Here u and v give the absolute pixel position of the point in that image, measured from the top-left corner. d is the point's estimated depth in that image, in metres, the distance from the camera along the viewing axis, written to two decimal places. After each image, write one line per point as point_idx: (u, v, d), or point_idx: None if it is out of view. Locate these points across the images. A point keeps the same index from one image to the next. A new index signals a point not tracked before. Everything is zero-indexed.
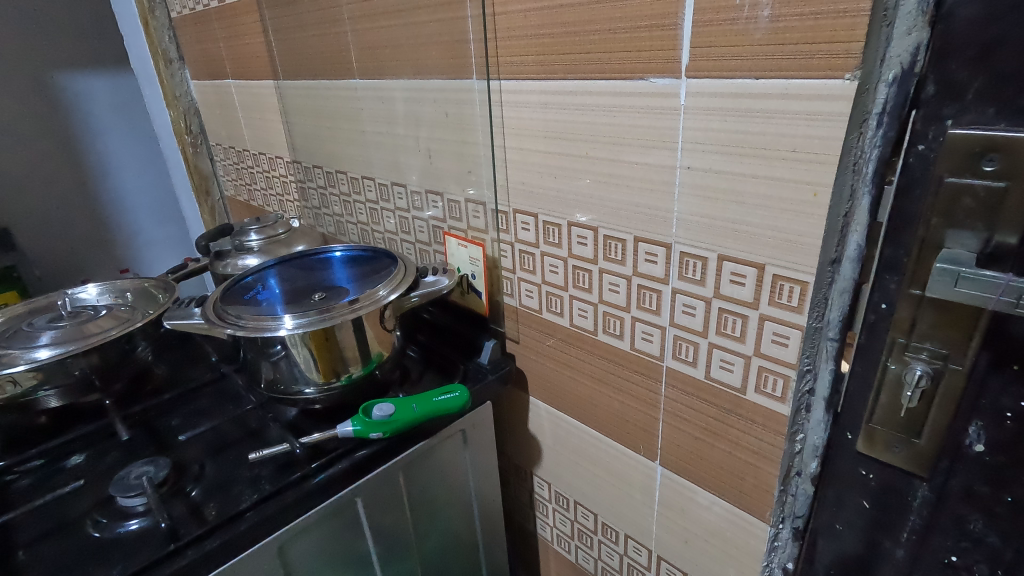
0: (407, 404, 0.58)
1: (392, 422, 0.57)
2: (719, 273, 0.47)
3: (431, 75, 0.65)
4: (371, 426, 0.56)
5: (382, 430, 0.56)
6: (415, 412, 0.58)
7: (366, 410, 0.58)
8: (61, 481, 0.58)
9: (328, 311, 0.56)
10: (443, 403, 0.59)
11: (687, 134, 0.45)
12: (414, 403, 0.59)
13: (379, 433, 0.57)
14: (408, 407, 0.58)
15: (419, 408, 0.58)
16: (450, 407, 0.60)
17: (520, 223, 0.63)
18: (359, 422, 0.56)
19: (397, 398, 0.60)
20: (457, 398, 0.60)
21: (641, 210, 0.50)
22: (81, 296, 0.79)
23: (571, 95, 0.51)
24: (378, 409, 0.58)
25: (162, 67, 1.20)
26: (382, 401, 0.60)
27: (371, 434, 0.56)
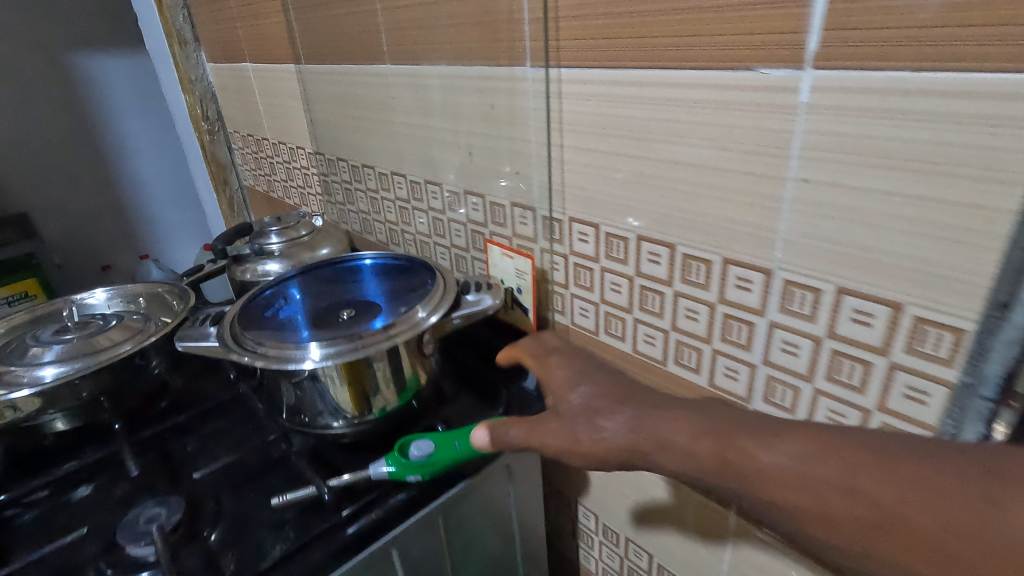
0: (448, 441, 0.51)
1: (430, 463, 0.50)
2: (836, 309, 0.38)
3: (475, 60, 0.56)
4: (408, 468, 0.49)
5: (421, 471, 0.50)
6: (457, 449, 0.51)
7: (403, 448, 0.51)
8: (65, 518, 0.53)
9: (359, 338, 0.49)
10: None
11: (806, 139, 0.36)
12: (455, 440, 0.51)
13: (416, 476, 0.50)
14: (449, 444, 0.51)
15: (462, 445, 0.51)
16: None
17: (576, 233, 0.55)
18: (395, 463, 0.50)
19: (437, 433, 0.53)
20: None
21: (735, 228, 0.42)
22: (89, 302, 0.73)
23: (650, 86, 0.43)
24: (416, 447, 0.51)
25: (177, 50, 1.13)
26: (420, 436, 0.53)
27: (407, 477, 0.50)
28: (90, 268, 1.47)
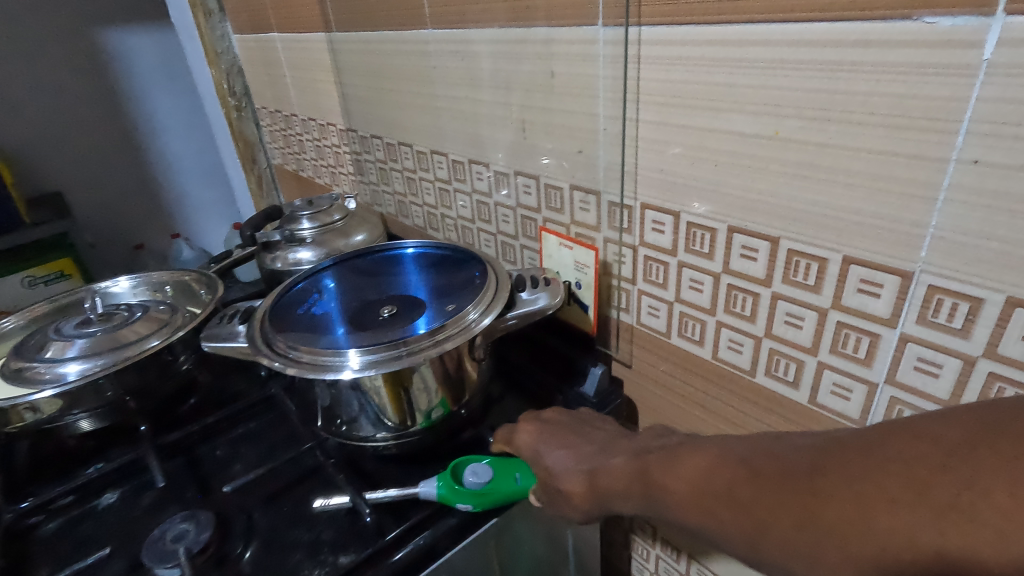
0: (510, 475, 0.46)
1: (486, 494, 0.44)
2: (1003, 325, 0.31)
3: (533, 20, 0.48)
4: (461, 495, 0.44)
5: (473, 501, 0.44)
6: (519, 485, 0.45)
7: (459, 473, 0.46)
8: (90, 530, 0.49)
9: (401, 347, 0.43)
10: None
11: (983, 108, 0.28)
12: (517, 473, 0.46)
13: (466, 506, 0.44)
14: (510, 478, 0.45)
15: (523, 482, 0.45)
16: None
17: (649, 221, 0.47)
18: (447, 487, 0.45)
19: (497, 461, 0.47)
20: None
21: (865, 220, 0.34)
22: (114, 290, 0.69)
23: (763, 45, 0.35)
24: (473, 473, 0.46)
25: (202, 20, 1.07)
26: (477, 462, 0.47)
27: (456, 504, 0.44)
28: (121, 248, 1.45)
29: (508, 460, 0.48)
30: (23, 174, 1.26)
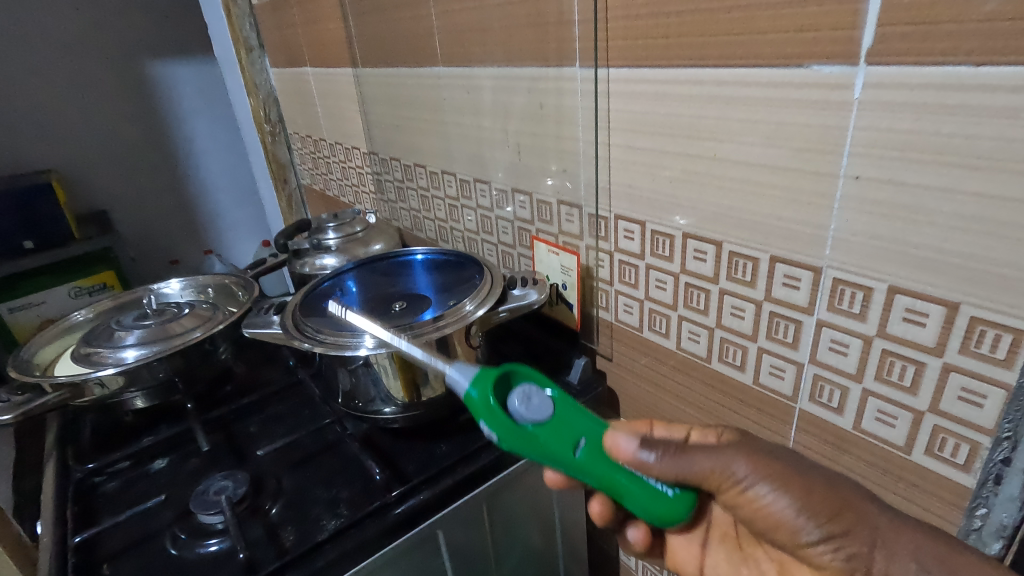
0: (575, 435, 0.39)
1: (529, 438, 0.38)
2: (888, 308, 0.38)
3: (525, 61, 0.58)
4: (501, 420, 0.38)
5: (509, 443, 0.38)
6: (572, 453, 0.39)
7: (518, 386, 0.40)
8: (145, 487, 0.57)
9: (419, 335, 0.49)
10: (629, 480, 0.39)
11: (857, 135, 0.36)
12: (580, 439, 0.39)
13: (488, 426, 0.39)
14: (571, 438, 0.39)
15: (581, 454, 0.39)
16: (634, 497, 0.39)
17: (621, 230, 0.56)
18: (492, 398, 0.39)
19: (582, 410, 0.40)
20: (667, 498, 0.39)
21: (783, 226, 0.42)
22: (166, 291, 0.80)
23: (701, 84, 0.43)
24: (539, 398, 0.39)
25: (243, 56, 1.19)
26: (569, 398, 0.41)
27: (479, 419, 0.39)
28: (160, 261, 1.57)
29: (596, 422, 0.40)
30: (78, 192, 1.40)
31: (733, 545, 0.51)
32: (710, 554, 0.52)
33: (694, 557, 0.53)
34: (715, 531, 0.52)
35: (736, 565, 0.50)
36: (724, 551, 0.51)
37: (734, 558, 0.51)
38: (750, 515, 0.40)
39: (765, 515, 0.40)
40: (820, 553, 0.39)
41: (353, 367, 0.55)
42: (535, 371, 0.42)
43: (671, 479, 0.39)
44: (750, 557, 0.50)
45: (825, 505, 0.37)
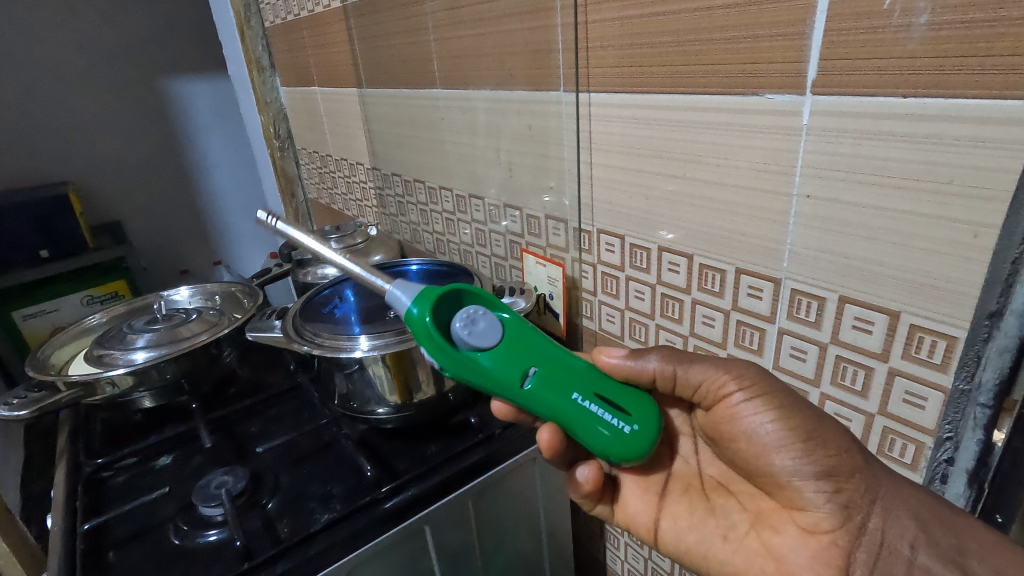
0: (523, 365, 0.42)
1: (469, 363, 0.41)
2: (840, 317, 0.41)
3: (515, 85, 0.62)
4: (440, 342, 0.40)
5: (450, 365, 0.41)
6: (520, 383, 0.42)
7: (462, 310, 0.42)
8: (150, 482, 0.61)
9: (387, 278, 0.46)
10: (577, 413, 0.42)
11: (807, 159, 0.39)
12: (531, 366, 0.42)
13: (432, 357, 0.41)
14: (519, 368, 0.41)
15: (529, 385, 0.42)
16: (583, 429, 0.42)
17: (604, 244, 0.59)
18: (430, 317, 0.41)
19: (535, 341, 0.43)
20: (617, 433, 0.42)
21: (747, 240, 0.45)
22: (175, 298, 0.84)
23: (671, 110, 0.46)
24: (483, 326, 0.42)
25: (255, 75, 1.24)
26: (519, 328, 0.43)
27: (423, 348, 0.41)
28: (170, 271, 1.62)
29: (546, 350, 0.43)
30: (93, 204, 1.45)
31: (698, 497, 0.51)
32: (669, 503, 0.51)
33: (652, 507, 0.52)
34: (678, 482, 0.52)
35: (700, 517, 0.49)
36: (686, 501, 0.51)
37: (698, 508, 0.50)
38: (735, 432, 0.44)
39: (750, 435, 0.42)
40: (804, 489, 0.41)
41: (347, 368, 0.58)
42: (488, 296, 0.44)
43: (668, 373, 0.45)
44: (717, 508, 0.49)
45: (831, 443, 0.39)
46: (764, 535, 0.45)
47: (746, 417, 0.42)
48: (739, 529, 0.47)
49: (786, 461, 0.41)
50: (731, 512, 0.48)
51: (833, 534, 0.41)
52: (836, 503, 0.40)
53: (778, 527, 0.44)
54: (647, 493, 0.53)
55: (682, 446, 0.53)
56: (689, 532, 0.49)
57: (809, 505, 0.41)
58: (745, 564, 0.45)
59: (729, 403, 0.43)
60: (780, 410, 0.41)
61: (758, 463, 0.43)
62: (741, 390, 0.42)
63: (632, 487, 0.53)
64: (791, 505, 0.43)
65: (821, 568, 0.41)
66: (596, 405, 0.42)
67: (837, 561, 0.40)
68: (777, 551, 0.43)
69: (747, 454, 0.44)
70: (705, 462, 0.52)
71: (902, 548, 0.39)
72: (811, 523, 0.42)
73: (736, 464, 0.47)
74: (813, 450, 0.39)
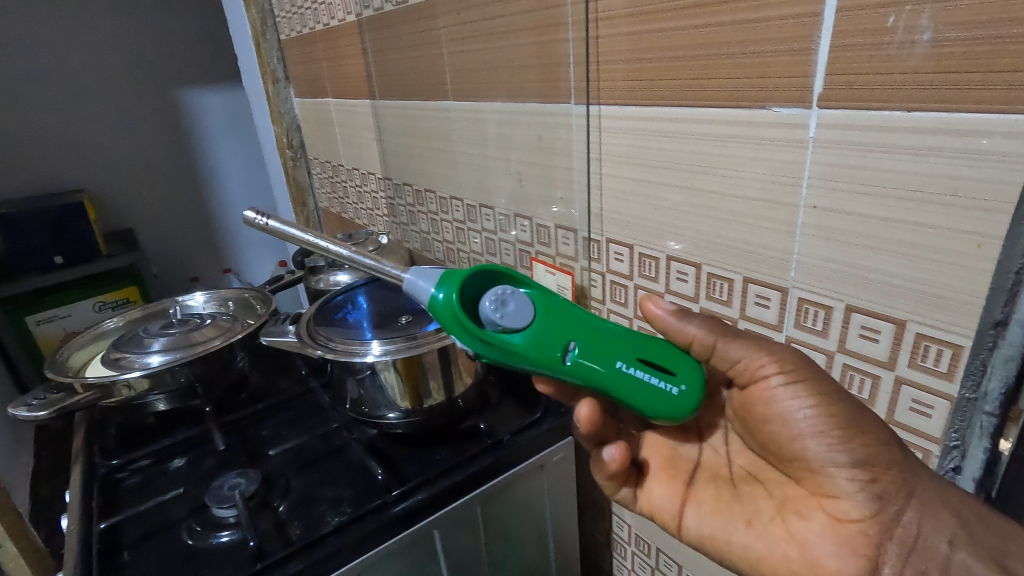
0: (562, 341, 0.43)
1: (502, 343, 0.42)
2: (847, 325, 0.42)
3: (526, 97, 0.63)
4: (468, 324, 0.42)
5: (482, 346, 0.42)
6: (561, 358, 0.43)
7: (491, 292, 0.43)
8: (163, 484, 0.62)
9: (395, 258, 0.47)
10: (623, 381, 0.43)
11: (813, 170, 0.40)
12: (571, 338, 0.43)
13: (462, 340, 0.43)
14: (558, 345, 0.43)
15: (570, 360, 0.43)
16: (632, 395, 0.43)
17: (613, 253, 0.60)
18: (457, 296, 0.42)
19: (568, 316, 0.44)
20: (665, 395, 0.43)
21: (754, 250, 0.46)
22: (189, 303, 0.85)
23: (680, 122, 0.48)
24: (514, 307, 0.43)
25: (270, 86, 1.27)
26: (550, 304, 0.44)
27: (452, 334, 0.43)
28: (180, 277, 1.64)
29: (580, 320, 0.44)
30: (109, 212, 1.48)
31: (725, 485, 0.51)
32: (695, 491, 0.52)
33: (678, 494, 0.53)
34: (706, 472, 0.53)
35: (725, 503, 0.50)
36: (712, 489, 0.51)
37: (724, 495, 0.50)
38: (769, 414, 0.44)
39: (784, 419, 0.43)
40: (836, 476, 0.42)
41: (358, 372, 0.59)
42: (512, 271, 0.45)
43: (708, 343, 0.45)
44: (743, 495, 0.49)
45: (870, 434, 0.40)
46: (790, 522, 0.45)
47: (783, 401, 0.43)
48: (764, 514, 0.47)
49: (820, 447, 0.42)
50: (757, 500, 0.48)
51: (862, 523, 0.41)
52: (869, 494, 0.41)
53: (805, 514, 0.44)
54: (673, 481, 0.53)
55: (712, 436, 0.54)
56: (712, 519, 0.50)
57: (841, 493, 0.42)
58: (768, 548, 0.46)
59: (767, 384, 0.43)
60: (818, 396, 0.41)
61: (791, 448, 0.44)
62: (781, 372, 0.42)
63: (658, 475, 0.54)
64: (821, 491, 0.43)
65: (847, 555, 0.42)
66: (641, 369, 0.43)
67: (864, 550, 0.41)
68: (802, 535, 0.44)
69: (781, 438, 0.44)
70: (735, 452, 0.52)
71: (939, 545, 0.39)
72: (840, 511, 0.42)
73: (767, 450, 0.47)
74: (850, 439, 0.40)
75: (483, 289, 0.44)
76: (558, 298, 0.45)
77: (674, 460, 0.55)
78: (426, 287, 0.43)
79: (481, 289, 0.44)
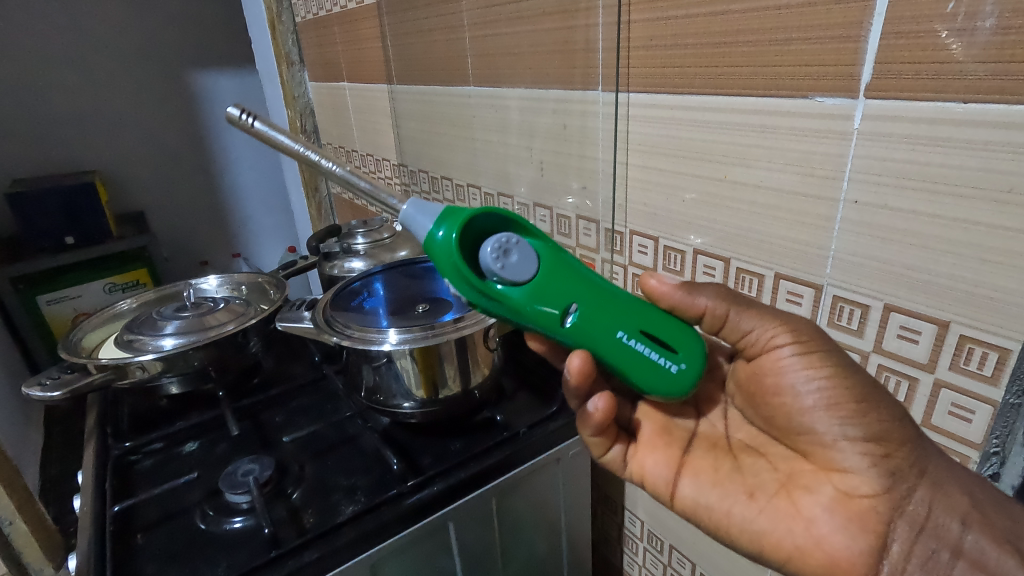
0: (564, 301, 0.40)
1: (500, 297, 0.39)
2: (884, 325, 0.40)
3: (550, 84, 0.62)
4: (466, 270, 0.38)
5: (478, 296, 0.40)
6: (560, 320, 0.40)
7: (495, 238, 0.39)
8: (176, 467, 0.61)
9: (392, 192, 0.49)
10: (621, 352, 0.41)
11: (856, 164, 0.39)
12: (574, 299, 0.40)
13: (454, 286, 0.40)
14: (559, 305, 0.40)
15: (571, 322, 0.40)
16: (628, 368, 0.42)
17: (636, 245, 0.59)
18: (458, 237, 0.38)
19: (574, 275, 0.41)
20: (664, 372, 0.42)
21: (787, 245, 0.45)
22: (203, 286, 0.85)
23: (714, 112, 0.46)
24: (517, 259, 0.39)
25: (285, 70, 1.25)
26: (556, 259, 0.40)
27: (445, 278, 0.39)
28: (190, 261, 1.64)
29: (584, 280, 0.41)
30: (120, 193, 1.48)
31: (724, 455, 0.49)
32: (693, 459, 0.49)
33: (674, 462, 0.50)
34: (703, 441, 0.51)
35: (725, 473, 0.47)
36: (711, 459, 0.49)
37: (723, 465, 0.48)
38: (780, 385, 0.43)
39: (793, 391, 0.42)
40: (846, 451, 0.41)
41: (371, 359, 0.58)
42: (518, 214, 0.41)
43: (719, 313, 0.44)
44: (744, 467, 0.47)
45: (884, 410, 0.39)
46: (796, 496, 0.43)
47: (791, 371, 0.42)
48: (767, 488, 0.45)
49: (830, 421, 0.41)
50: (760, 472, 0.46)
51: (873, 499, 0.40)
52: (880, 469, 0.40)
53: (812, 487, 0.43)
54: (669, 447, 0.51)
55: (710, 411, 0.52)
56: (711, 490, 0.47)
57: (851, 468, 0.41)
58: (772, 524, 0.44)
59: (776, 356, 0.42)
60: (831, 369, 0.40)
61: (800, 421, 0.43)
62: (793, 344, 0.42)
63: (652, 442, 0.51)
64: (830, 465, 0.42)
65: (856, 532, 0.40)
66: (642, 343, 0.42)
67: (875, 526, 0.40)
68: (808, 511, 0.42)
69: (790, 411, 0.43)
70: (733, 426, 0.51)
71: (951, 525, 0.38)
72: (850, 486, 0.41)
73: (772, 423, 0.46)
74: (863, 413, 0.39)
75: (485, 230, 0.41)
76: (565, 254, 0.41)
77: (668, 428, 0.52)
78: (424, 227, 0.40)
79: (483, 232, 0.41)
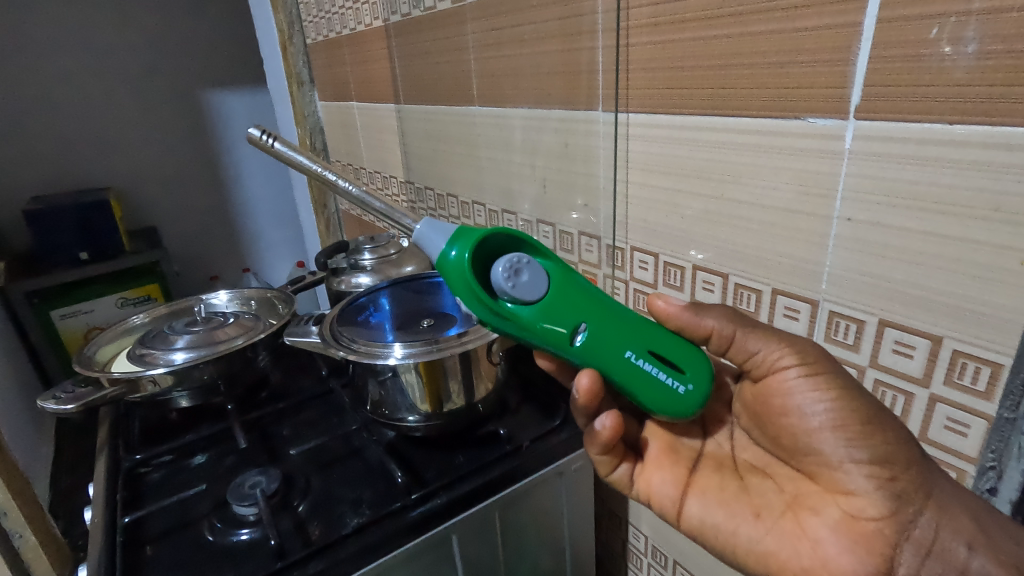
0: (573, 320, 0.41)
1: (510, 315, 0.40)
2: (880, 340, 0.41)
3: (552, 104, 0.63)
4: (478, 288, 0.39)
5: (489, 314, 0.41)
6: (570, 339, 0.41)
7: (507, 258, 0.40)
8: (185, 480, 0.62)
9: (405, 211, 0.50)
10: (629, 371, 0.42)
11: (848, 183, 0.40)
12: (584, 319, 0.41)
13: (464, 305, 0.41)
14: (568, 325, 0.41)
15: (580, 341, 0.41)
16: (636, 387, 0.43)
17: (637, 261, 0.60)
18: (469, 256, 0.39)
19: (582, 296, 0.42)
20: (670, 391, 0.43)
21: (783, 261, 0.45)
22: (214, 301, 0.87)
23: (710, 132, 0.47)
24: (528, 278, 0.40)
25: (295, 89, 1.28)
26: (565, 279, 0.42)
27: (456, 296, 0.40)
28: (201, 276, 1.67)
29: (593, 301, 0.42)
30: (133, 209, 1.51)
31: (730, 476, 0.50)
32: (699, 479, 0.50)
33: (680, 481, 0.51)
34: (710, 461, 0.51)
35: (732, 493, 0.48)
36: (717, 478, 0.50)
37: (730, 486, 0.49)
38: (786, 406, 0.44)
39: (800, 412, 0.43)
40: (853, 473, 0.41)
41: (376, 372, 0.59)
42: (529, 235, 0.43)
43: (726, 334, 0.45)
44: (750, 487, 0.48)
45: (891, 431, 0.39)
46: (802, 516, 0.44)
47: (799, 393, 0.43)
48: (773, 509, 0.46)
49: (837, 442, 0.41)
50: (767, 492, 0.47)
51: (879, 522, 0.40)
52: (886, 492, 0.40)
53: (818, 509, 0.43)
54: (675, 466, 0.51)
55: (716, 430, 0.53)
56: (717, 509, 0.48)
57: (857, 490, 0.41)
58: (778, 544, 0.44)
59: (783, 376, 0.43)
60: (838, 391, 0.41)
61: (807, 442, 0.43)
62: (799, 365, 0.42)
63: (658, 460, 0.52)
64: (836, 488, 0.42)
65: (863, 554, 0.41)
66: (649, 363, 0.42)
67: (881, 550, 0.40)
68: (813, 532, 0.43)
69: (797, 431, 0.44)
70: (739, 447, 0.51)
71: (957, 548, 0.38)
72: (856, 508, 0.41)
73: (778, 444, 0.46)
74: (870, 435, 0.40)
75: (496, 251, 0.42)
76: (575, 274, 0.42)
77: (674, 447, 0.53)
78: (438, 245, 0.41)
79: (495, 251, 0.42)
